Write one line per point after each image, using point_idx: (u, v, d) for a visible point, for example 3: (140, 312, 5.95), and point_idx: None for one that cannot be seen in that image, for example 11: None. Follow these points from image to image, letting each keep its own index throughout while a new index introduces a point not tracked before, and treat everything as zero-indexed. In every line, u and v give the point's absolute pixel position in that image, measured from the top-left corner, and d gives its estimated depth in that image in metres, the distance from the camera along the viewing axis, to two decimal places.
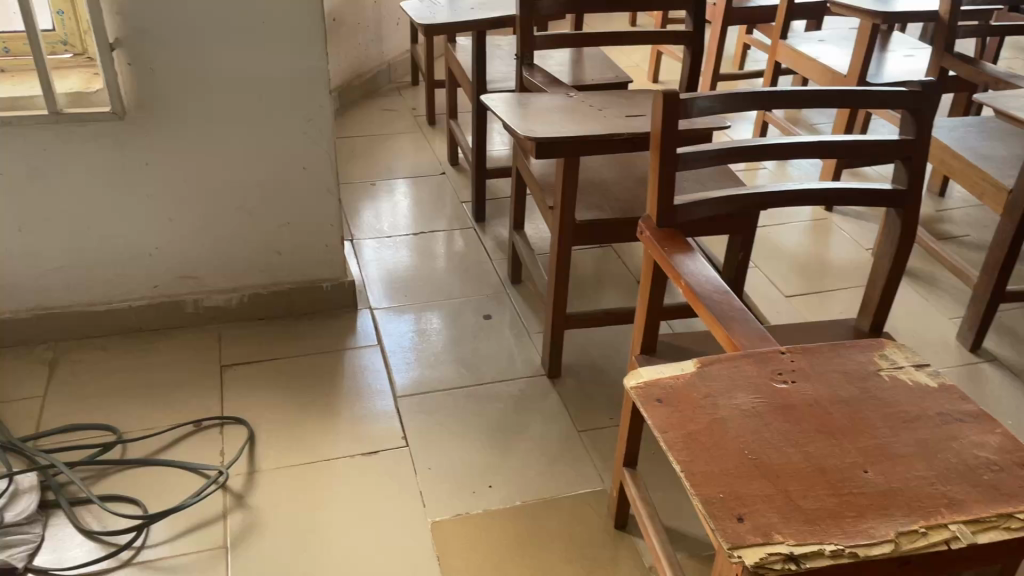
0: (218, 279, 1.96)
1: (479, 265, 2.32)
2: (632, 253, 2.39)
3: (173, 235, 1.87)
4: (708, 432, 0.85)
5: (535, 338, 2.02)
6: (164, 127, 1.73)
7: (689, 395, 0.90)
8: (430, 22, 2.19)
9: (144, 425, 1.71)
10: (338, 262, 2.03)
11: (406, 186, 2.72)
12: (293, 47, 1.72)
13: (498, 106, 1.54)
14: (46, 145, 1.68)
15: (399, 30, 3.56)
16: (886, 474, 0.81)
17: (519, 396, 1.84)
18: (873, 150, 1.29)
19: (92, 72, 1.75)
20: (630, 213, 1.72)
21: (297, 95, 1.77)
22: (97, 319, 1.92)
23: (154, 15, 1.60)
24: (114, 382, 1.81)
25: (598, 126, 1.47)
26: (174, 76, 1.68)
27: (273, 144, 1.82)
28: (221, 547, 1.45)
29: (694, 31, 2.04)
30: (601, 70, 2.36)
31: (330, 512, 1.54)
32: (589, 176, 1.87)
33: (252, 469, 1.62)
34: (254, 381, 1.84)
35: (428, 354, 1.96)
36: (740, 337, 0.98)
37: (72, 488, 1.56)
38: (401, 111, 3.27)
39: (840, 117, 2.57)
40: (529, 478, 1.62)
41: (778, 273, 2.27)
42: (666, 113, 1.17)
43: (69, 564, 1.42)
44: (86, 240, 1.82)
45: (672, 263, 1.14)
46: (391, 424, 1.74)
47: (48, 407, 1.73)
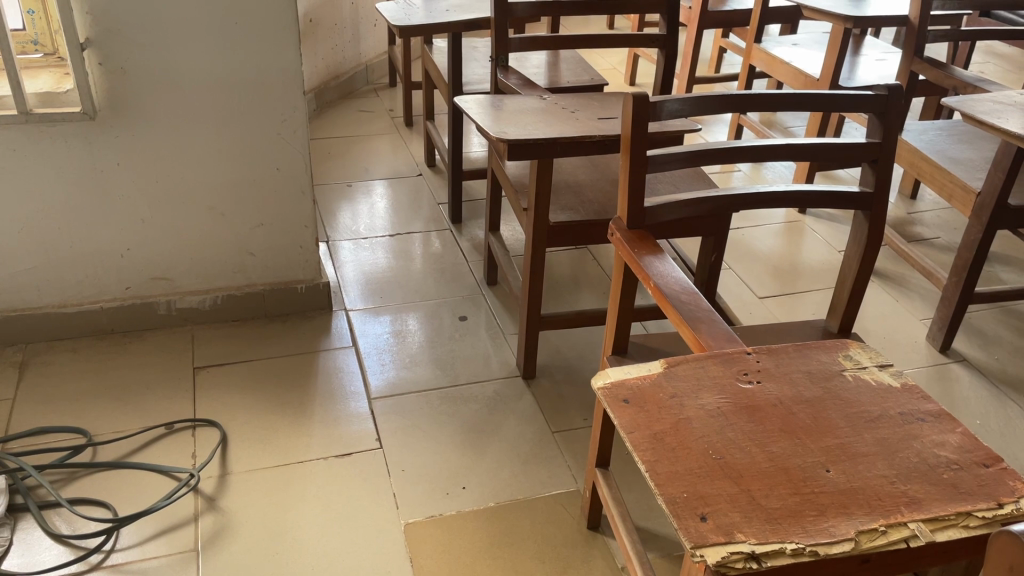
0: (191, 280, 1.95)
1: (455, 267, 2.32)
2: (608, 254, 2.40)
3: (145, 236, 1.86)
4: (674, 432, 0.85)
5: (510, 339, 2.03)
6: (136, 127, 1.72)
7: (656, 395, 0.90)
8: (406, 24, 2.19)
9: (115, 427, 1.69)
10: (313, 264, 2.02)
11: (383, 187, 2.72)
12: (267, 47, 1.71)
13: (472, 108, 1.54)
14: (15, 145, 1.66)
15: (376, 31, 3.55)
16: (847, 474, 0.82)
17: (494, 397, 1.84)
18: (841, 154, 1.30)
19: (63, 71, 1.74)
20: (603, 214, 1.73)
21: (271, 96, 1.77)
22: (68, 320, 1.90)
23: (125, 14, 1.59)
24: (85, 384, 1.80)
25: (571, 128, 1.48)
26: (146, 76, 1.67)
27: (247, 144, 1.81)
28: (192, 550, 1.45)
29: (668, 35, 2.05)
30: (577, 72, 2.37)
31: (303, 514, 1.53)
32: (564, 178, 1.87)
33: (224, 472, 1.61)
34: (226, 383, 1.83)
35: (403, 355, 1.96)
36: (707, 337, 0.99)
37: (41, 491, 1.55)
38: (378, 112, 3.27)
39: (813, 120, 2.59)
40: (502, 478, 1.63)
41: (752, 274, 2.29)
42: (636, 116, 1.18)
43: (38, 567, 1.40)
44: (57, 241, 1.80)
45: (641, 264, 1.15)
46: (365, 426, 1.74)
47: (17, 410, 1.71)
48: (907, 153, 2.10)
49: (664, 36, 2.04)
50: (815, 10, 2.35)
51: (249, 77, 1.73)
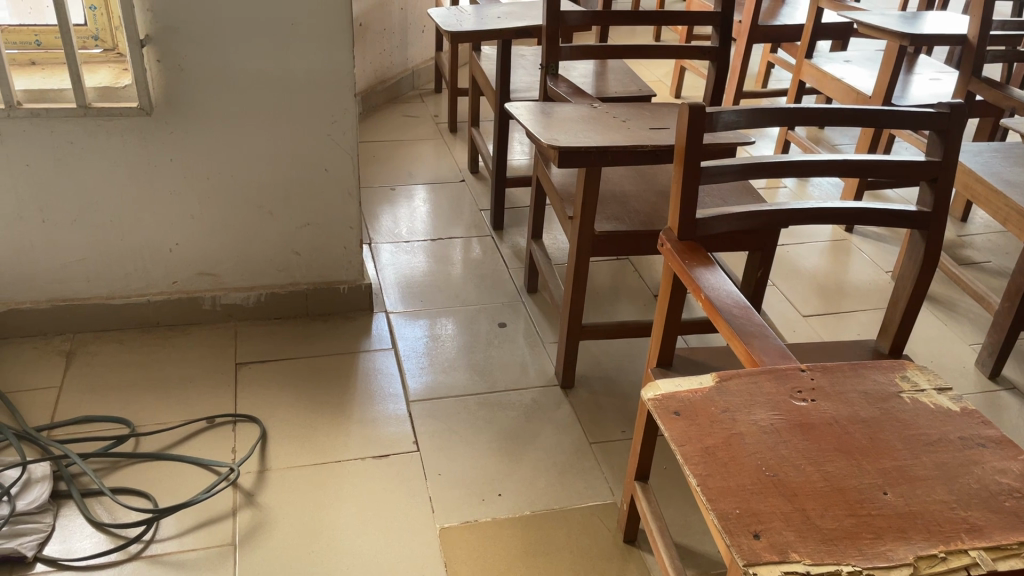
0: (236, 277, 1.97)
1: (496, 273, 2.32)
2: (650, 266, 2.38)
3: (194, 232, 1.88)
4: (726, 447, 0.84)
5: (549, 347, 2.02)
6: (190, 125, 1.74)
7: (707, 409, 0.89)
8: (456, 30, 2.19)
9: (158, 420, 1.71)
10: (356, 265, 2.03)
11: (424, 192, 2.73)
12: (320, 49, 1.73)
13: (522, 115, 1.54)
14: (73, 138, 1.70)
15: (424, 37, 3.57)
16: (905, 497, 0.80)
17: (532, 405, 1.83)
18: (899, 171, 1.28)
19: (121, 67, 1.77)
20: (649, 225, 1.71)
21: (322, 98, 1.78)
22: (115, 312, 1.93)
23: (184, 14, 1.62)
24: (130, 375, 1.82)
25: (621, 136, 1.47)
26: (201, 74, 1.69)
27: (297, 145, 1.83)
28: (229, 544, 1.46)
29: (720, 46, 2.03)
30: (625, 82, 2.36)
31: (338, 513, 1.53)
32: (610, 188, 1.86)
33: (263, 468, 1.62)
34: (267, 380, 1.84)
35: (442, 359, 1.96)
36: (759, 352, 0.98)
37: (84, 479, 1.57)
38: (423, 117, 3.29)
39: (863, 137, 2.55)
40: (538, 488, 1.62)
41: (796, 292, 2.26)
42: (691, 126, 1.16)
43: (78, 555, 1.42)
44: (108, 233, 1.83)
45: (692, 276, 1.13)
46: (403, 428, 1.74)
47: (64, 397, 1.74)
48: (962, 175, 2.06)
49: (715, 47, 2.03)
50: (869, 26, 2.32)
51: (301, 77, 1.75)
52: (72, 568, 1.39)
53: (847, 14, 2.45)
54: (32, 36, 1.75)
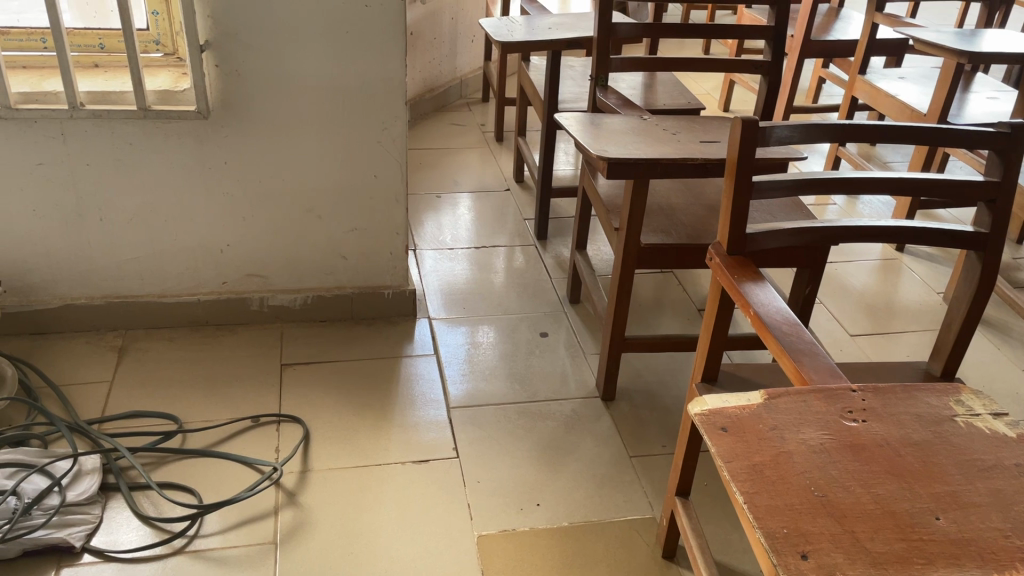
0: (284, 279, 2.00)
1: (538, 282, 2.32)
2: (695, 280, 2.36)
3: (245, 233, 1.92)
4: (774, 465, 0.83)
5: (591, 359, 2.02)
6: (244, 129, 1.78)
7: (755, 426, 0.88)
8: (506, 40, 2.21)
9: (204, 417, 1.74)
10: (401, 271, 2.05)
11: (469, 200, 2.75)
12: (373, 57, 1.75)
13: (572, 126, 1.55)
14: (132, 140, 1.74)
15: (473, 46, 3.60)
16: (958, 523, 0.78)
17: (573, 416, 1.83)
18: (955, 191, 1.25)
19: (180, 71, 1.82)
20: (696, 239, 1.70)
21: (373, 105, 1.81)
22: (166, 310, 1.97)
23: (243, 20, 1.65)
24: (178, 372, 1.86)
25: (671, 149, 1.46)
26: (257, 79, 1.73)
27: (348, 151, 1.85)
28: (271, 543, 1.48)
29: (772, 60, 2.01)
30: (674, 95, 2.35)
31: (377, 516, 1.55)
32: (657, 200, 1.86)
33: (305, 468, 1.64)
34: (312, 382, 1.87)
35: (482, 367, 1.97)
36: (809, 370, 0.97)
37: (132, 473, 1.60)
38: (470, 126, 3.31)
39: (917, 155, 2.51)
40: (577, 499, 1.61)
41: (844, 310, 2.22)
42: (743, 139, 1.15)
43: (124, 547, 1.45)
44: (163, 233, 1.87)
45: (741, 290, 1.12)
46: (443, 434, 1.75)
47: (115, 392, 1.79)
48: None
49: (767, 61, 2.01)
50: (925, 44, 2.28)
51: (353, 84, 1.78)
52: (118, 559, 1.43)
53: (901, 30, 2.41)
54: (97, 39, 1.80)
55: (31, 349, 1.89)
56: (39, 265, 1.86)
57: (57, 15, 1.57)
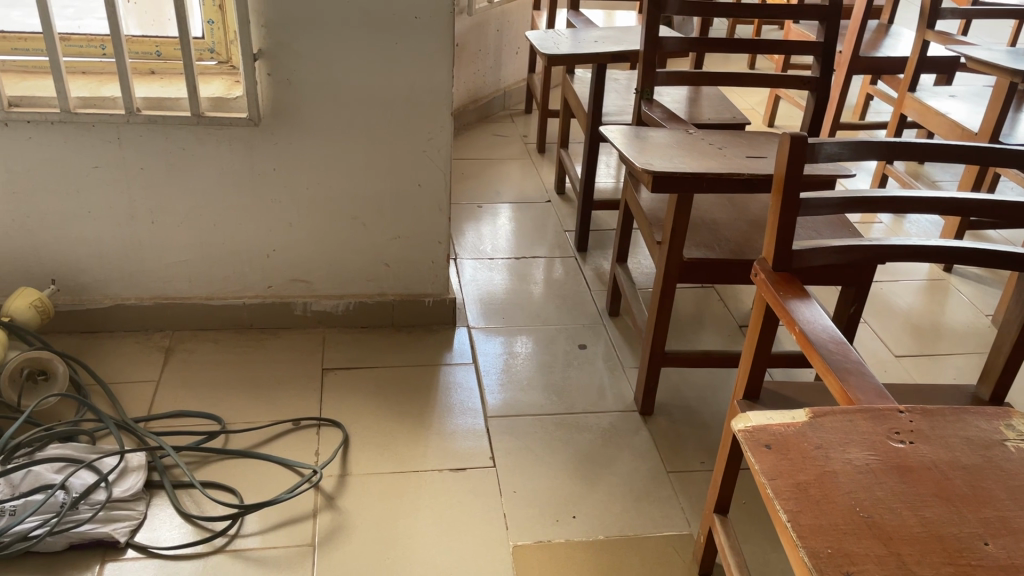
0: (327, 285, 2.03)
1: (578, 294, 2.32)
2: (736, 296, 2.35)
3: (290, 239, 1.95)
4: (818, 485, 0.82)
5: (629, 372, 2.01)
6: (293, 136, 1.81)
7: (800, 444, 0.87)
8: (553, 52, 2.21)
9: (247, 419, 1.77)
10: (442, 279, 2.07)
11: (510, 210, 2.76)
12: (420, 68, 1.77)
13: (617, 138, 1.55)
14: (185, 145, 1.79)
15: (518, 59, 3.62)
16: (1008, 549, 0.77)
17: (610, 429, 1.82)
18: (1007, 213, 1.23)
19: (232, 79, 1.86)
20: (740, 254, 1.69)
21: (419, 115, 1.83)
22: (212, 312, 2.01)
23: (296, 30, 1.69)
24: (222, 374, 1.89)
25: (717, 164, 1.46)
26: (307, 88, 1.76)
27: (393, 160, 1.88)
28: (309, 545, 1.49)
29: (820, 76, 2.00)
30: (719, 109, 2.34)
31: (413, 522, 1.55)
32: (700, 215, 1.85)
33: (344, 472, 1.66)
34: (352, 388, 1.89)
35: (520, 377, 1.97)
36: (855, 390, 0.96)
37: (176, 471, 1.63)
38: (512, 137, 3.33)
39: (967, 175, 2.47)
40: (613, 512, 1.60)
41: (889, 331, 2.19)
42: (791, 155, 1.14)
43: (166, 544, 1.48)
44: (211, 236, 1.91)
45: (786, 307, 1.12)
46: (479, 443, 1.76)
47: (161, 391, 1.82)
48: None
49: (816, 77, 1.99)
50: (977, 62, 2.25)
51: (400, 95, 1.80)
52: (160, 555, 1.45)
53: (953, 47, 2.38)
54: (154, 47, 1.85)
55: (82, 347, 1.94)
56: (92, 265, 1.91)
57: (117, 23, 1.62)
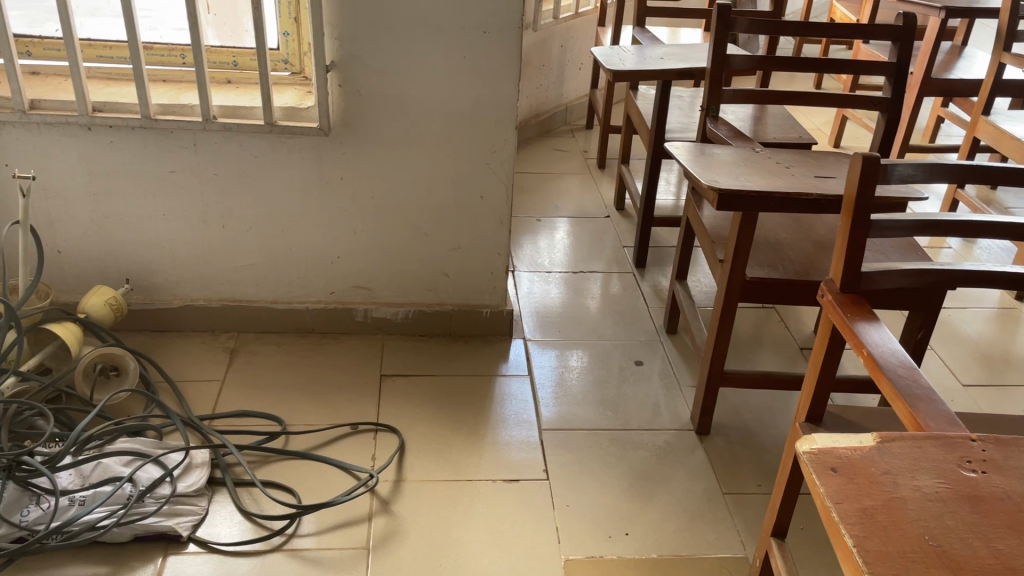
0: (388, 292, 2.06)
1: (635, 310, 2.32)
2: (797, 317, 2.31)
3: (354, 246, 1.98)
4: (886, 511, 0.81)
5: (686, 391, 1.99)
6: (360, 146, 1.85)
7: (867, 469, 0.86)
8: (618, 68, 2.21)
9: (306, 421, 1.81)
10: (500, 291, 2.08)
11: (568, 224, 2.77)
12: (488, 82, 1.80)
13: (682, 155, 1.54)
14: (257, 152, 1.84)
15: (580, 74, 3.64)
16: None
17: (666, 447, 1.81)
18: None
19: (305, 89, 1.91)
20: (804, 275, 1.67)
21: (485, 128, 1.85)
22: (276, 316, 2.05)
23: (367, 42, 1.73)
24: (284, 377, 1.93)
25: (784, 183, 1.44)
26: (377, 99, 1.80)
27: (458, 172, 1.90)
28: (364, 548, 1.51)
29: (892, 97, 1.96)
30: (785, 128, 2.32)
31: (466, 531, 1.56)
32: (764, 234, 1.83)
33: (399, 478, 1.68)
34: (409, 395, 1.91)
35: (575, 392, 1.97)
36: (926, 418, 0.94)
37: (237, 470, 1.67)
38: (572, 152, 3.34)
39: None
40: (667, 531, 1.59)
41: (956, 359, 2.13)
42: (863, 176, 1.13)
43: (225, 540, 1.51)
44: (278, 241, 1.96)
45: (854, 331, 1.10)
46: (533, 456, 1.76)
47: (225, 391, 1.87)
48: None
49: (887, 98, 1.96)
50: None
51: (466, 108, 1.82)
52: (220, 551, 1.49)
53: None
54: (231, 57, 1.91)
55: (152, 345, 2.01)
56: (164, 267, 1.98)
57: (198, 33, 1.68)
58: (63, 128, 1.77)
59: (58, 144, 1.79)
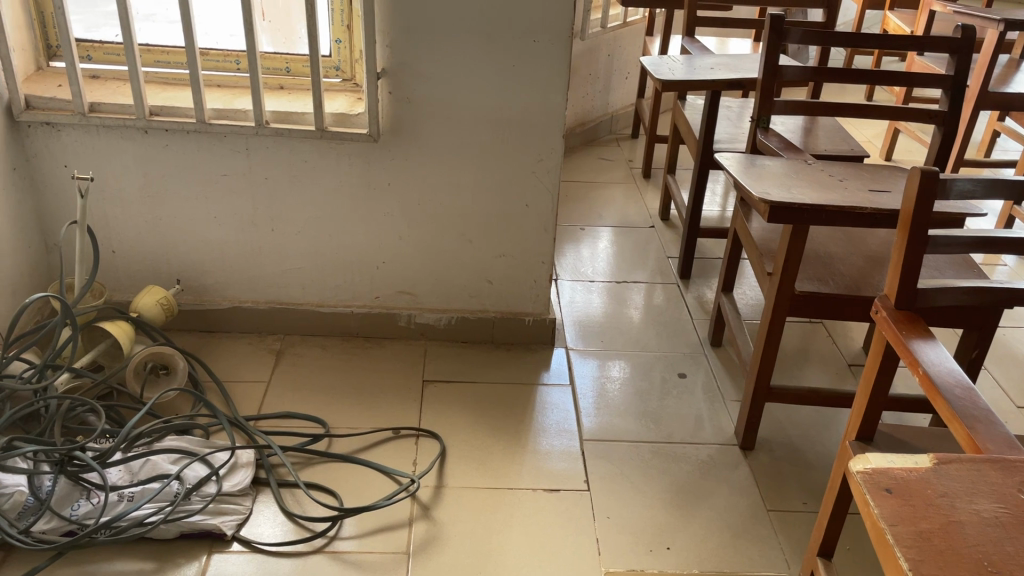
0: (432, 298, 2.07)
1: (678, 322, 2.29)
2: (846, 333, 2.27)
3: (400, 252, 2.00)
4: (944, 534, 0.78)
5: (730, 405, 1.97)
6: (408, 153, 1.86)
7: (923, 490, 0.83)
8: (667, 78, 2.19)
9: (349, 424, 1.82)
10: (544, 299, 2.08)
11: (611, 234, 2.75)
12: (536, 91, 1.80)
13: (732, 167, 1.52)
14: (308, 157, 1.87)
15: (627, 84, 3.63)
16: None
17: (709, 461, 1.79)
18: None
19: (355, 96, 1.93)
20: (855, 290, 1.64)
21: (532, 137, 1.85)
22: (322, 319, 2.07)
23: (417, 51, 1.74)
24: (328, 380, 1.95)
25: (838, 196, 1.41)
26: (425, 107, 1.81)
27: (504, 179, 1.91)
28: (404, 553, 1.52)
29: (949, 111, 1.92)
30: (836, 140, 2.28)
31: (505, 540, 1.56)
32: (814, 247, 1.80)
33: (440, 484, 1.68)
34: (451, 401, 1.92)
35: (616, 402, 1.96)
36: (984, 440, 0.92)
37: (281, 470, 1.69)
38: (617, 161, 3.33)
39: None
40: (709, 547, 1.57)
41: (1010, 379, 2.07)
42: (921, 190, 1.10)
43: (268, 540, 1.53)
44: (325, 245, 1.98)
45: (910, 349, 1.08)
46: (573, 466, 1.75)
47: (270, 392, 1.90)
48: None
49: (944, 112, 1.92)
50: None
51: (515, 116, 1.83)
52: (263, 551, 1.51)
53: None
54: (284, 63, 1.95)
55: (200, 345, 2.04)
56: (214, 268, 2.01)
57: (253, 40, 1.71)
58: (121, 132, 1.82)
59: (115, 147, 1.84)
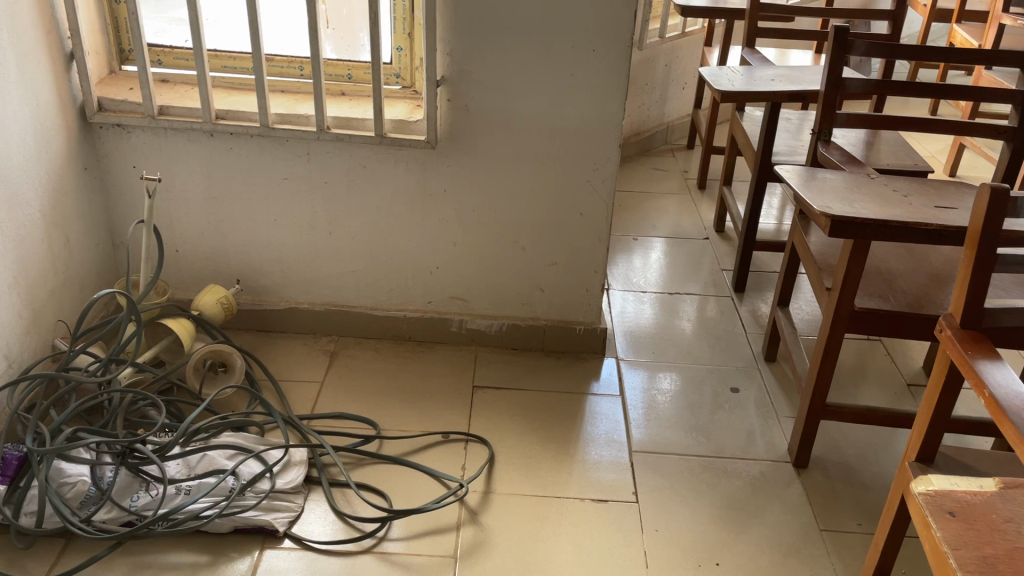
0: (483, 304, 2.08)
1: (731, 335, 2.27)
2: (904, 352, 2.22)
3: (453, 258, 2.02)
4: (1010, 560, 0.76)
5: (783, 421, 1.94)
6: (465, 160, 1.88)
7: (988, 514, 0.81)
8: (726, 89, 2.17)
9: (400, 427, 1.84)
10: (595, 308, 2.08)
11: (664, 245, 2.74)
12: (593, 100, 1.80)
13: (792, 179, 1.50)
14: (366, 163, 1.90)
15: (684, 94, 3.61)
16: None
17: (760, 477, 1.76)
18: None
19: (414, 103, 1.95)
20: (917, 308, 1.60)
21: (588, 146, 1.85)
22: (375, 322, 2.10)
23: (477, 59, 1.76)
24: (379, 382, 1.98)
25: (901, 212, 1.38)
26: (483, 115, 1.82)
27: (559, 188, 1.91)
28: (451, 557, 1.53)
29: (1019, 126, 1.87)
30: (900, 154, 2.24)
31: (552, 548, 1.56)
32: (874, 262, 1.77)
33: (488, 489, 1.69)
34: (500, 407, 1.92)
35: (667, 414, 1.94)
36: None
37: (332, 470, 1.72)
38: (672, 172, 3.31)
39: None
40: (759, 565, 1.55)
41: None
42: (990, 208, 1.08)
43: (318, 538, 1.55)
44: (380, 250, 2.01)
45: (976, 370, 1.05)
46: (622, 477, 1.74)
47: (324, 393, 1.93)
48: None
49: (1014, 127, 1.87)
50: None
51: (572, 125, 1.83)
52: (313, 549, 1.53)
53: None
54: (346, 70, 1.99)
55: (257, 344, 2.08)
56: (272, 269, 2.05)
57: (317, 47, 1.75)
58: (188, 134, 1.87)
59: (182, 150, 1.89)
